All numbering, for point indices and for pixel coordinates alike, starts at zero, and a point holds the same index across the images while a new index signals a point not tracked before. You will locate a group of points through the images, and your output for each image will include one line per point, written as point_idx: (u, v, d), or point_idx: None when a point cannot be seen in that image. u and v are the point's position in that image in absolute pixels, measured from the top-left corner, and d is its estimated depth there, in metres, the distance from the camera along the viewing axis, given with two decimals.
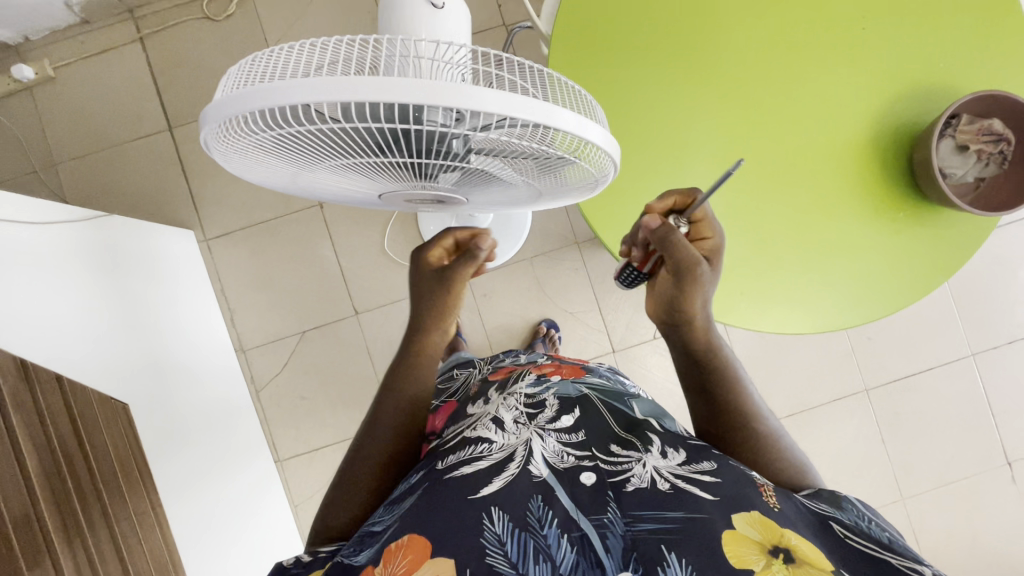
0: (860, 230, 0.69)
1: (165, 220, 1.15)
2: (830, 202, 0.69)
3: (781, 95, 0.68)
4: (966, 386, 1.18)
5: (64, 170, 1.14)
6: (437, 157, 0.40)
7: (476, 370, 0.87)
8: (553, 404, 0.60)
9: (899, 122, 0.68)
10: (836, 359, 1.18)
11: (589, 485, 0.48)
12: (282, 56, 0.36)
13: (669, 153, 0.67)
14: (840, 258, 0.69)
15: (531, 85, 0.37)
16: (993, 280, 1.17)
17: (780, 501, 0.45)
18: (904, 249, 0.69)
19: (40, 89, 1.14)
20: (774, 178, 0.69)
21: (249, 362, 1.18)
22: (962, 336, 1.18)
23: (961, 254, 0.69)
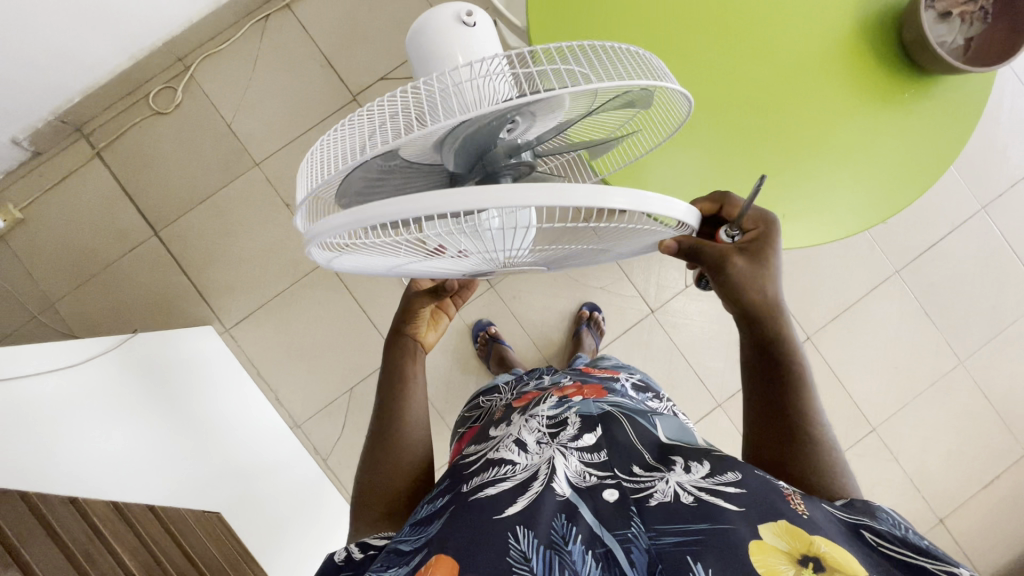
0: (833, 147, 0.70)
1: (181, 323, 1.13)
2: (806, 124, 0.69)
3: (750, 25, 0.69)
4: (986, 238, 1.21)
5: (64, 306, 1.11)
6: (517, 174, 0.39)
7: (500, 397, 0.88)
8: (575, 423, 0.61)
9: (870, 19, 0.70)
10: (862, 252, 1.20)
11: (612, 501, 0.49)
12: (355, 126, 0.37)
13: None
14: (819, 179, 0.70)
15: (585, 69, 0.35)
16: (979, 132, 1.21)
17: (809, 509, 0.44)
18: (875, 156, 0.71)
19: (14, 234, 1.10)
20: (749, 107, 0.68)
21: (308, 435, 1.16)
22: (968, 193, 1.21)
23: (931, 150, 0.71)
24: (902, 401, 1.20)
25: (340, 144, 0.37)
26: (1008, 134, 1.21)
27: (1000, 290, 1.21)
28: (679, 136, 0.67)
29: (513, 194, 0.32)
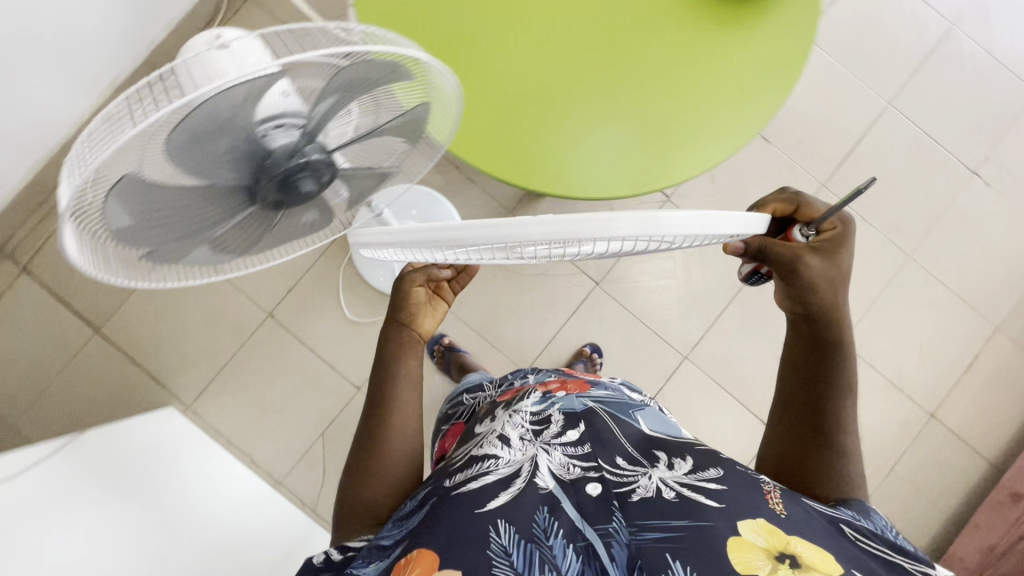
0: (648, 90, 0.72)
1: (138, 413, 1.13)
2: (618, 71, 0.72)
3: None
4: (899, 131, 1.22)
5: (22, 422, 1.12)
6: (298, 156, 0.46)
7: (485, 394, 0.88)
8: (559, 420, 0.64)
9: None
10: (788, 175, 1.21)
11: (594, 494, 0.54)
12: (109, 125, 0.36)
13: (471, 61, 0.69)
14: (633, 109, 0.71)
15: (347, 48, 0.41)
16: (860, 34, 1.23)
17: (787, 507, 0.48)
18: (688, 95, 0.72)
19: None
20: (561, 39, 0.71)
21: (293, 492, 1.16)
22: (868, 92, 1.22)
23: (755, 92, 0.73)
24: (864, 308, 1.19)
25: (91, 147, 0.36)
26: (897, 28, 1.23)
27: (931, 179, 1.22)
28: (494, 87, 0.69)
29: (532, 223, 0.36)
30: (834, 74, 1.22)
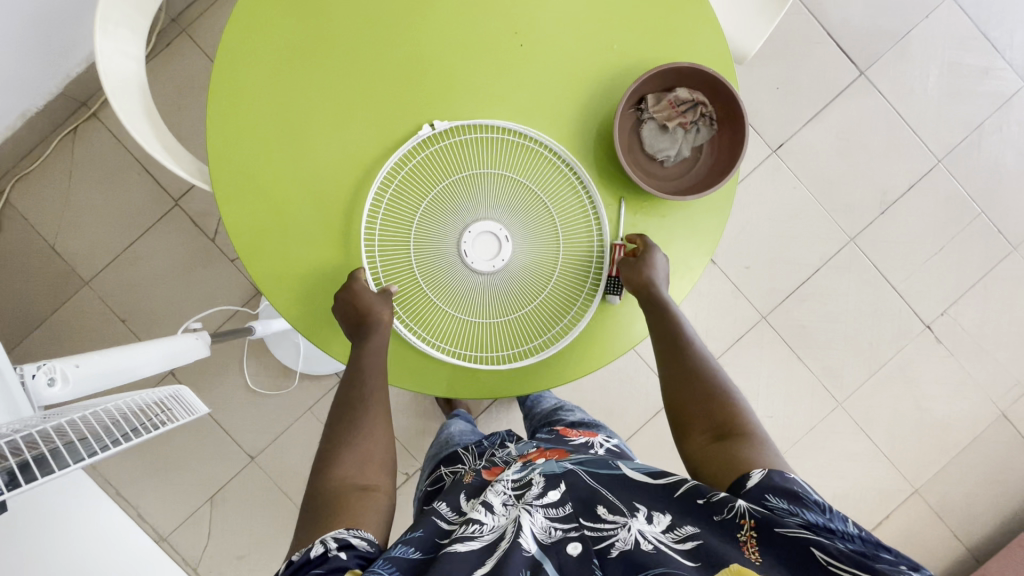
0: (543, 277, 0.81)
1: (177, 322, 1.43)
2: (529, 252, 0.81)
3: (487, 151, 0.80)
4: (831, 449, 1.46)
5: (97, 284, 1.42)
6: (459, 251, 0.80)
7: (467, 467, 0.97)
8: (540, 482, 0.73)
9: None
10: (767, 417, 1.45)
11: (575, 554, 0.62)
12: (147, 407, 0.61)
13: (437, 170, 0.80)
14: (432, 269, 0.80)
15: (506, 227, 0.80)
16: (850, 362, 1.46)
17: (761, 553, 0.57)
18: (560, 295, 0.82)
19: (78, 201, 1.41)
20: (416, 189, 0.80)
21: (239, 441, 1.44)
22: (826, 407, 1.46)
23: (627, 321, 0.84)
24: None
25: (147, 409, 0.61)
26: (914, 364, 1.46)
27: (866, 483, 1.46)
28: (415, 198, 0.80)
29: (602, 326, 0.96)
30: (846, 367, 1.46)
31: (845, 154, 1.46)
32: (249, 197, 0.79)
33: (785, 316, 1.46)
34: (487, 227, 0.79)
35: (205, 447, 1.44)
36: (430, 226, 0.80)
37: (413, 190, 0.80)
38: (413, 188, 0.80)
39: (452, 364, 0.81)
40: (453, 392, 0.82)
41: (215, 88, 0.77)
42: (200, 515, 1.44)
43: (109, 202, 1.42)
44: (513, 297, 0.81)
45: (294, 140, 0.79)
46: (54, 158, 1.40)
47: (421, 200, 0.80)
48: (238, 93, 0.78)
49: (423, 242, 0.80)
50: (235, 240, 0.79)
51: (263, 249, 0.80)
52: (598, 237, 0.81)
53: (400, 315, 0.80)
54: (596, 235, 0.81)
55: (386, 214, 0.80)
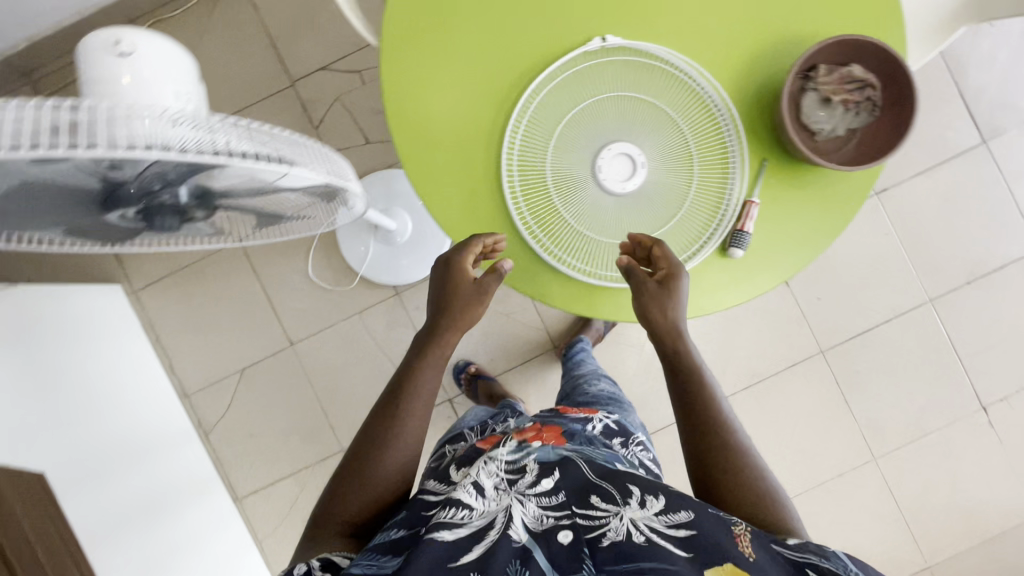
0: (664, 215, 0.81)
1: None
2: (660, 188, 0.81)
3: (644, 77, 0.81)
4: (854, 500, 1.43)
5: None
6: (592, 167, 0.81)
7: (465, 444, 0.95)
8: (533, 469, 0.73)
9: (774, 216, 0.82)
10: (797, 451, 1.44)
11: (565, 542, 0.64)
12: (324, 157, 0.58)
13: (591, 81, 0.81)
14: (564, 176, 0.81)
15: (644, 157, 0.81)
16: (897, 420, 1.44)
17: (755, 552, 0.57)
18: (679, 233, 0.81)
19: (203, 55, 1.46)
20: (568, 94, 0.81)
21: (284, 324, 1.47)
22: (862, 455, 1.43)
23: (737, 284, 0.82)
24: None
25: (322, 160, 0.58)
26: (960, 440, 1.43)
27: (881, 547, 1.43)
28: (563, 103, 0.82)
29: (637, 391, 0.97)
30: (891, 424, 1.44)
31: (945, 215, 1.44)
32: (409, 59, 0.81)
33: (843, 357, 1.44)
34: (625, 151, 0.80)
35: (250, 321, 1.47)
36: (569, 137, 0.82)
37: (562, 95, 0.81)
38: (562, 93, 0.81)
39: (555, 272, 0.82)
40: (546, 299, 0.82)
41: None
42: (226, 384, 1.47)
43: (230, 65, 1.46)
44: (633, 224, 0.82)
45: (468, 18, 0.81)
46: (194, 8, 1.45)
47: (567, 109, 0.82)
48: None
49: (561, 150, 0.82)
50: (389, 111, 0.81)
51: (405, 111, 0.81)
52: (732, 189, 0.81)
53: (521, 213, 0.82)
54: (731, 187, 0.81)
55: (533, 115, 0.81)
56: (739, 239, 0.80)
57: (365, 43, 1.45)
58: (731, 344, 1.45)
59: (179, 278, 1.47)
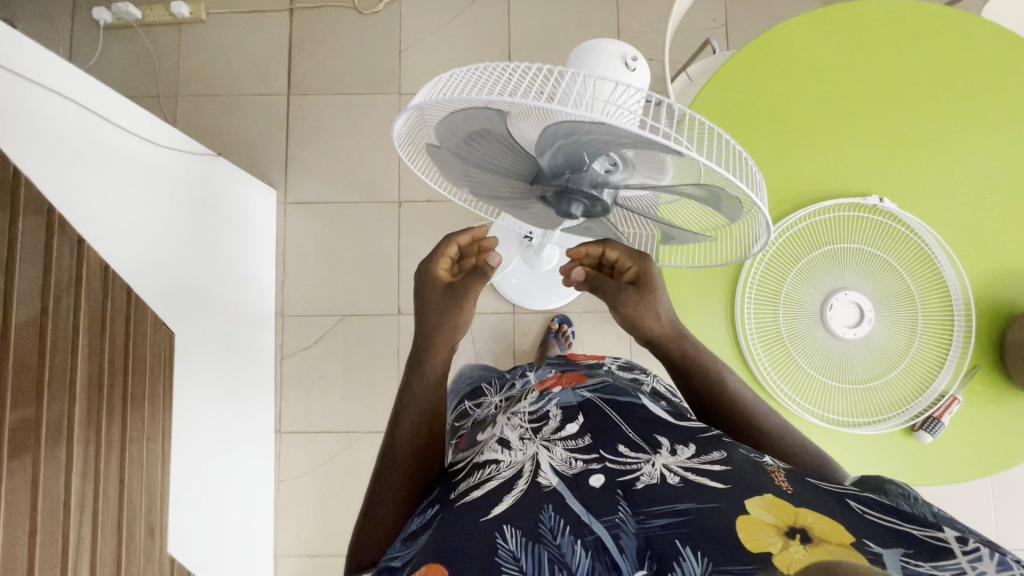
0: (863, 372, 0.85)
1: None
2: (872, 347, 0.86)
3: (903, 244, 0.86)
4: None
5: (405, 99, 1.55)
6: (822, 301, 0.85)
7: (491, 398, 0.93)
8: (557, 416, 0.68)
9: (967, 421, 0.85)
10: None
11: (598, 485, 0.56)
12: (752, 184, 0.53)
13: (856, 228, 0.86)
14: (793, 298, 0.86)
15: (871, 316, 0.84)
16: None
17: (794, 487, 0.50)
18: (870, 397, 0.85)
19: (445, 34, 1.56)
20: (831, 227, 0.86)
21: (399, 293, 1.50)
22: None
23: (912, 470, 0.84)
24: None
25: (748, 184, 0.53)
26: None
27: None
28: (824, 233, 0.86)
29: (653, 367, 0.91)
30: None
31: None
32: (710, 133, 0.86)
33: None
34: (858, 303, 0.84)
35: (372, 276, 1.51)
36: (812, 267, 0.86)
37: (826, 228, 0.86)
38: (826, 227, 0.86)
39: (751, 373, 0.85)
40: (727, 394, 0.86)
41: (722, 71, 0.86)
42: (324, 320, 1.49)
43: (464, 53, 1.56)
44: (834, 366, 0.86)
45: (776, 124, 0.86)
46: None
47: (823, 243, 0.86)
48: (733, 79, 0.86)
49: (800, 273, 0.86)
50: None
51: None
52: (937, 379, 0.85)
53: (743, 313, 0.86)
54: (935, 375, 0.85)
55: (793, 232, 0.86)
56: (932, 427, 0.82)
57: None
58: None
59: (328, 209, 1.52)
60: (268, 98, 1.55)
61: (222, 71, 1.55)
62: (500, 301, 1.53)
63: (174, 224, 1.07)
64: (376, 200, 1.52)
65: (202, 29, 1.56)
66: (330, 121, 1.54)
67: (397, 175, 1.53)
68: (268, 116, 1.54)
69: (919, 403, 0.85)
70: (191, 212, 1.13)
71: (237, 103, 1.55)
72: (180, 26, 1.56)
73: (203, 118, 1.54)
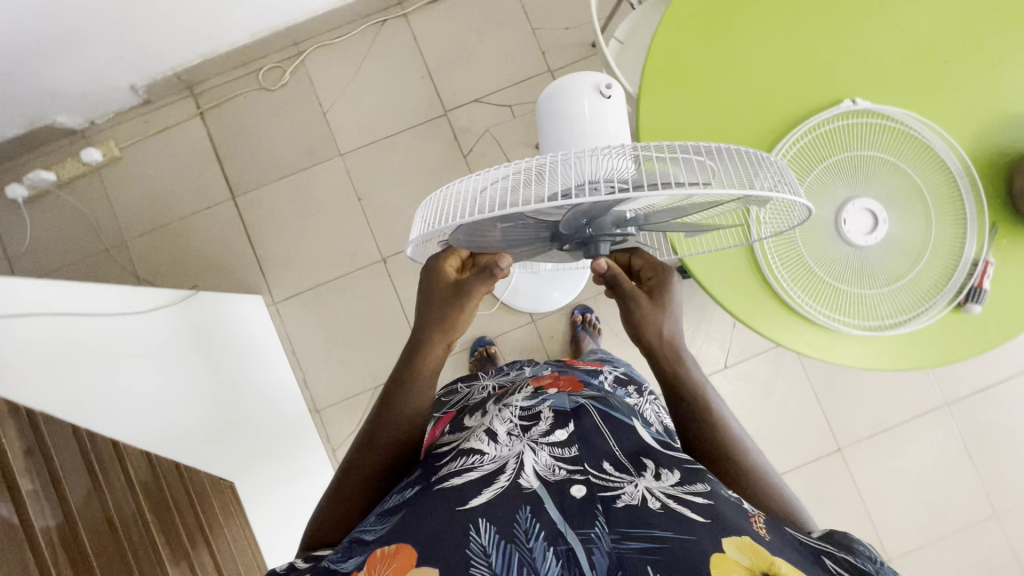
0: (891, 267, 0.86)
1: (407, 216, 1.50)
2: (894, 241, 0.87)
3: (889, 132, 0.86)
4: (971, 544, 1.48)
5: (349, 158, 1.51)
6: (835, 218, 0.85)
7: (481, 384, 0.89)
8: (548, 417, 0.64)
9: (1003, 276, 0.88)
10: (920, 501, 1.49)
11: (577, 497, 0.51)
12: (759, 163, 0.53)
13: (841, 133, 0.86)
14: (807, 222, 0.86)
15: (882, 215, 0.85)
16: (1014, 470, 1.50)
17: (770, 534, 0.48)
18: (907, 289, 0.86)
19: (361, 80, 1.52)
20: (819, 143, 0.86)
21: None
22: (982, 500, 1.49)
23: (967, 341, 0.88)
24: None
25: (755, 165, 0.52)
26: None
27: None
28: (816, 152, 0.86)
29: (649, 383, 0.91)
30: (1008, 474, 1.50)
31: None
32: (671, 102, 0.86)
33: (966, 411, 1.50)
34: (870, 208, 0.84)
35: (387, 339, 1.49)
36: (819, 186, 0.85)
37: (814, 147, 0.86)
38: (814, 146, 0.86)
39: (790, 308, 0.86)
40: (776, 336, 0.87)
41: (657, 41, 0.87)
42: (359, 400, 1.48)
43: (387, 91, 1.52)
44: (864, 274, 0.86)
45: (728, 68, 0.86)
46: (359, 35, 1.52)
47: (820, 161, 0.85)
48: (671, 40, 0.87)
49: (809, 196, 0.85)
50: None
51: None
52: (963, 249, 0.86)
53: (767, 254, 0.86)
54: (958, 247, 0.87)
55: (792, 161, 0.85)
56: (975, 295, 0.85)
57: (518, 79, 1.52)
58: (855, 390, 1.51)
59: (319, 293, 1.49)
60: (216, 209, 1.50)
61: (159, 200, 1.50)
62: (516, 315, 1.52)
63: (190, 377, 1.05)
64: (361, 266, 1.50)
65: (121, 167, 1.49)
66: (285, 208, 1.50)
67: (373, 235, 1.50)
68: (223, 226, 1.50)
69: (949, 277, 0.86)
70: (197, 354, 1.10)
71: (187, 225, 1.49)
72: (98, 173, 1.49)
73: (160, 253, 1.49)
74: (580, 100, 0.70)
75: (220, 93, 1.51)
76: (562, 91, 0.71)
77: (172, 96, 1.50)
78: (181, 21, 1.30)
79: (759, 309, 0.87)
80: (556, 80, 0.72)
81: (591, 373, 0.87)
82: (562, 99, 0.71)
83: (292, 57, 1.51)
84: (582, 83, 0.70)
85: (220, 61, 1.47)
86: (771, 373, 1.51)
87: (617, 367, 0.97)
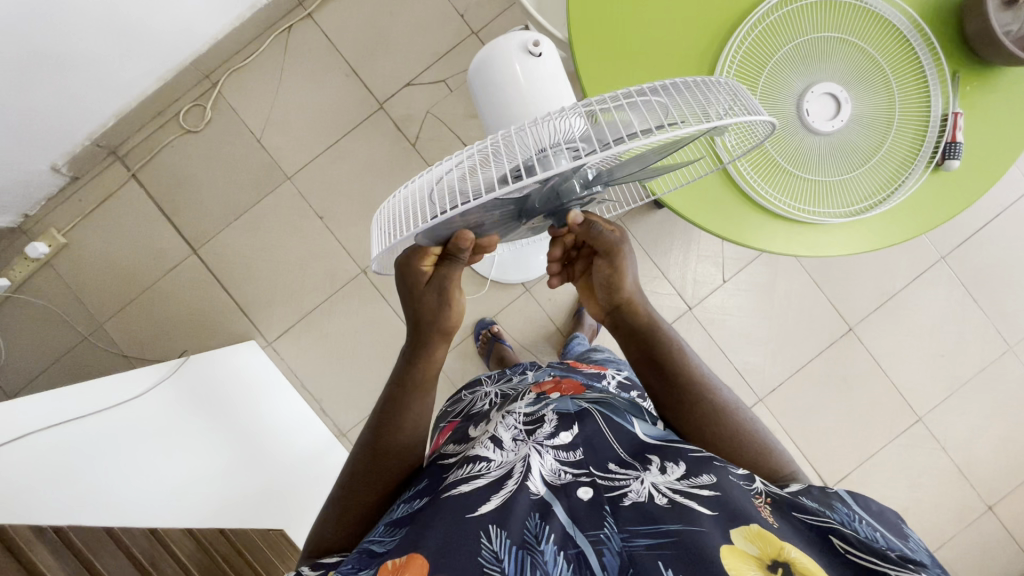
0: (867, 144, 0.84)
1: (373, 222, 1.46)
2: (862, 118, 0.84)
3: (830, 8, 0.83)
4: (992, 381, 1.53)
5: (298, 179, 1.45)
6: (799, 109, 0.82)
7: (484, 390, 0.89)
8: (552, 421, 0.65)
9: (974, 126, 0.86)
10: (937, 356, 1.53)
11: (586, 499, 0.54)
12: (713, 86, 0.50)
13: (783, 22, 0.82)
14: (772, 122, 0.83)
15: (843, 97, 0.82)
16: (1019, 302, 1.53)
17: (777, 519, 0.48)
18: (884, 163, 0.85)
19: (285, 95, 1.44)
20: (762, 38, 0.82)
21: None
22: (995, 338, 1.53)
23: (953, 203, 0.87)
24: (884, 474, 1.52)
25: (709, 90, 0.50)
26: None
27: None
28: (762, 48, 0.82)
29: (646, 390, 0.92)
30: (1014, 307, 1.53)
31: None
32: (603, 38, 0.82)
33: (963, 258, 1.52)
34: (831, 91, 0.82)
35: (390, 347, 1.47)
36: (777, 79, 0.82)
37: (761, 43, 0.82)
38: (761, 43, 0.82)
39: (777, 213, 0.85)
40: (770, 244, 0.86)
41: None
42: None
43: (316, 100, 1.45)
44: (838, 159, 0.84)
45: None
46: (269, 50, 1.43)
47: (773, 54, 0.82)
48: None
49: (769, 93, 0.82)
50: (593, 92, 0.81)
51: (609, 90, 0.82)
52: (930, 108, 0.84)
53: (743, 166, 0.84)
54: (925, 107, 0.85)
55: (743, 62, 0.82)
56: (953, 150, 0.83)
57: (444, 50, 1.45)
58: (854, 268, 1.52)
59: (310, 322, 1.47)
60: (181, 268, 1.45)
61: (122, 274, 1.44)
62: (509, 289, 1.50)
63: (207, 442, 1.03)
64: (343, 283, 1.46)
65: (72, 253, 1.43)
66: (251, 247, 1.45)
67: (346, 250, 1.46)
68: (194, 283, 1.45)
69: (921, 139, 0.85)
70: (204, 418, 1.08)
71: (159, 292, 1.45)
72: (50, 265, 1.43)
73: (141, 327, 1.45)
74: (510, 65, 0.69)
75: (146, 148, 1.44)
76: (491, 58, 0.69)
77: (99, 165, 1.43)
78: (80, 85, 1.22)
79: (749, 221, 0.85)
80: (482, 48, 0.70)
81: (593, 376, 0.88)
82: (492, 68, 0.70)
83: (207, 90, 1.43)
84: (508, 44, 0.69)
85: (134, 115, 1.39)
86: (769, 274, 1.51)
87: (617, 369, 0.98)
